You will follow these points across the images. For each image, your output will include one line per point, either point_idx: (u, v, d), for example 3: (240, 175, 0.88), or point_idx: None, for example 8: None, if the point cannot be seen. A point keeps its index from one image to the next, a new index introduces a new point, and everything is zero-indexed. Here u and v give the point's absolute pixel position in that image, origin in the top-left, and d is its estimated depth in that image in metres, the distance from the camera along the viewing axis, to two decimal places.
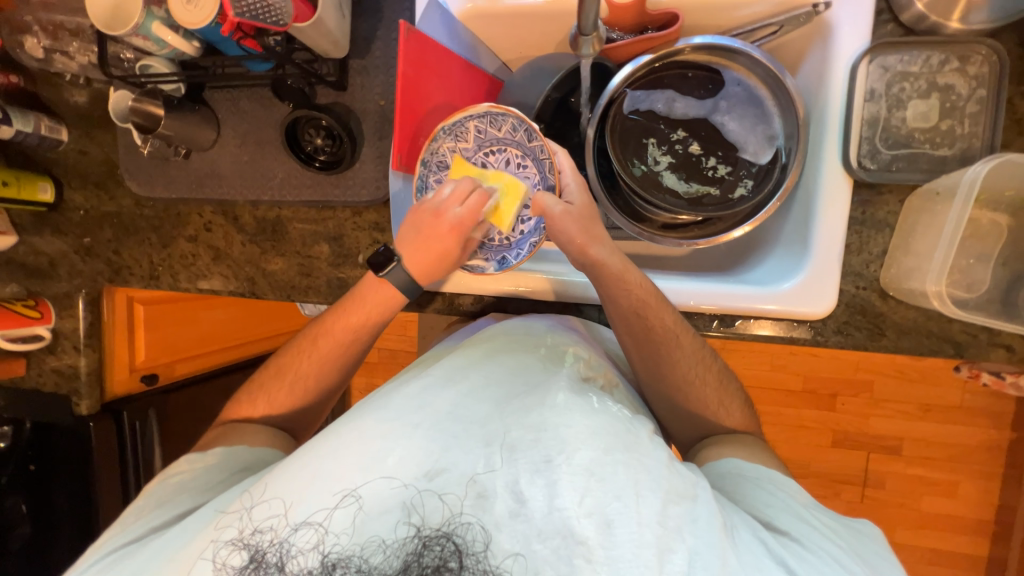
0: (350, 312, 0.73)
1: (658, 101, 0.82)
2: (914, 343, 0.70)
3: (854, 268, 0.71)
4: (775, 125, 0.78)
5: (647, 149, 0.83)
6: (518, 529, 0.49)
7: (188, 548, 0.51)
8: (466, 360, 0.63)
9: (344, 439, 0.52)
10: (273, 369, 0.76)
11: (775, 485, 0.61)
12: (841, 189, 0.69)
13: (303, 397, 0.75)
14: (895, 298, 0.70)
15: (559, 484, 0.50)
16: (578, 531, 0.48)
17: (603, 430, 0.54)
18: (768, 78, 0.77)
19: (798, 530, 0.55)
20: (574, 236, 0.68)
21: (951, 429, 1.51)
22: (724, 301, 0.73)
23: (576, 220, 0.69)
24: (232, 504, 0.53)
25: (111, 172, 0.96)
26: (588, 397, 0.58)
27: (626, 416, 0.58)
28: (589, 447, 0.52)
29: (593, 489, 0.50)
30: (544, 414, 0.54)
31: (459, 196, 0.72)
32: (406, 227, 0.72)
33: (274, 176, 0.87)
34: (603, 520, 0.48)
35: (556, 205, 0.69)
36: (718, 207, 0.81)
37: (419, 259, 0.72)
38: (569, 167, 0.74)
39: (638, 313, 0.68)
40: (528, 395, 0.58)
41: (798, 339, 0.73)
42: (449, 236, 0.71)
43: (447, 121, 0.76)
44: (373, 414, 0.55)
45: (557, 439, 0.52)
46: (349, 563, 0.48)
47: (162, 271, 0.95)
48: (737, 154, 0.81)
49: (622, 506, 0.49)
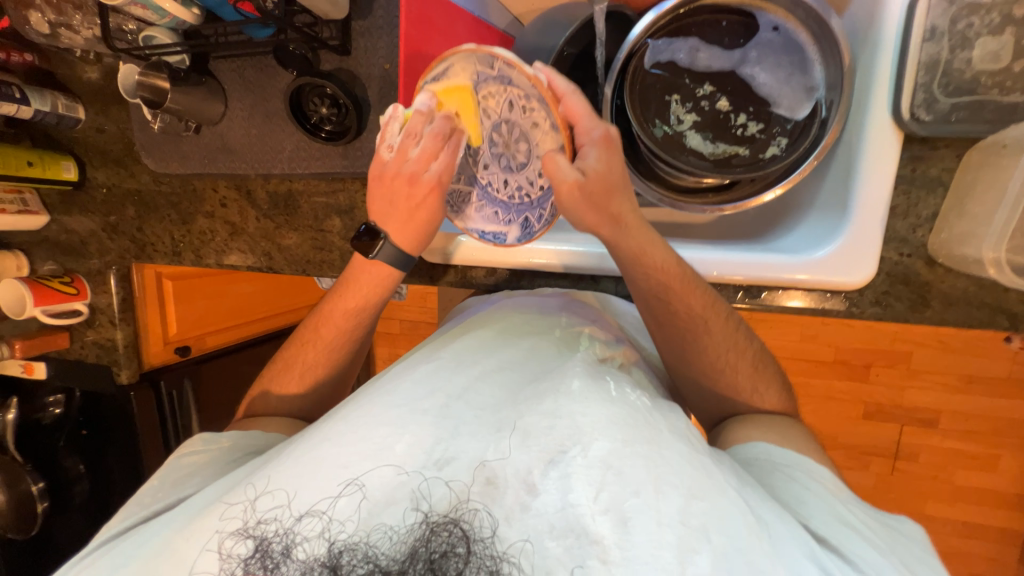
0: (343, 297, 0.74)
1: (680, 51, 0.74)
2: (962, 314, 0.64)
3: (899, 233, 0.65)
4: (815, 74, 0.71)
5: (670, 107, 0.76)
6: (529, 523, 0.46)
7: (190, 536, 0.50)
8: (480, 342, 0.62)
9: (352, 422, 0.52)
10: (278, 363, 0.77)
11: (809, 476, 0.56)
12: (889, 143, 0.62)
13: (321, 357, 0.75)
14: (944, 266, 0.64)
15: (573, 478, 0.47)
16: (593, 530, 0.45)
17: (622, 420, 0.50)
18: (809, 20, 0.69)
19: (839, 537, 0.50)
20: (584, 215, 0.61)
21: (995, 402, 1.43)
22: (754, 271, 0.68)
23: (586, 197, 0.59)
24: (236, 495, 0.51)
25: (128, 150, 0.97)
26: (606, 382, 0.55)
27: (646, 406, 0.53)
28: (606, 438, 0.48)
29: (608, 483, 0.46)
30: (559, 401, 0.51)
31: (432, 153, 0.65)
32: (380, 200, 0.68)
33: (282, 148, 0.86)
34: (618, 519, 0.45)
35: (566, 174, 0.58)
36: (748, 168, 0.74)
37: (402, 228, 0.69)
38: (584, 112, 0.60)
39: (661, 296, 0.64)
40: (545, 382, 0.55)
41: (830, 311, 0.68)
42: (428, 197, 0.67)
43: (425, 75, 0.62)
44: (381, 399, 0.54)
45: (572, 428, 0.49)
46: (356, 549, 0.46)
47: (184, 247, 0.97)
48: (770, 110, 0.74)
49: (641, 502, 0.45)
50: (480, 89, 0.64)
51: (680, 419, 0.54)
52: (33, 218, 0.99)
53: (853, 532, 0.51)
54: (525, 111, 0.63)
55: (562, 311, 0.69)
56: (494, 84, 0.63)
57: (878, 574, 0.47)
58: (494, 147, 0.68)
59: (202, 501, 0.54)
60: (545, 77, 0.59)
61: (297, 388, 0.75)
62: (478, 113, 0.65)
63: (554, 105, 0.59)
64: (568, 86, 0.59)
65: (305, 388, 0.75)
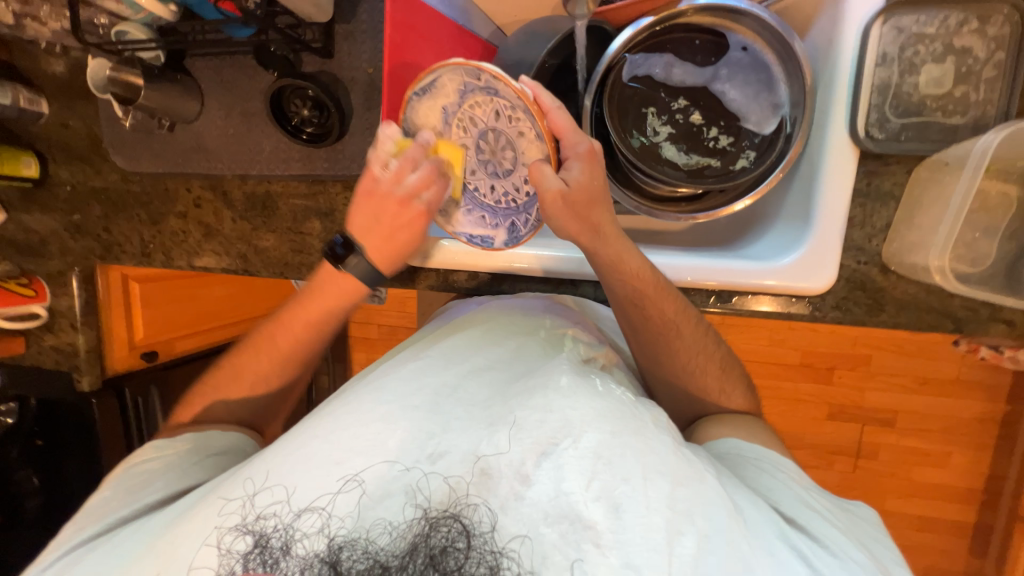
0: (302, 303, 0.72)
1: (656, 66, 0.78)
2: (912, 318, 0.69)
3: (856, 243, 0.70)
4: (780, 93, 0.75)
5: (647, 119, 0.80)
6: (524, 513, 0.46)
7: (186, 534, 0.49)
8: (468, 341, 0.63)
9: (344, 418, 0.52)
10: (224, 369, 0.74)
11: (775, 465, 0.60)
12: (847, 158, 0.67)
13: (270, 364, 0.73)
14: (896, 273, 0.69)
15: (565, 468, 0.47)
16: (586, 516, 0.45)
17: (609, 411, 0.51)
18: (775, 42, 0.73)
19: (803, 515, 0.54)
20: (567, 225, 0.62)
21: (945, 401, 1.52)
22: (723, 277, 0.71)
23: (569, 206, 0.61)
24: (234, 491, 0.51)
25: (95, 147, 0.93)
26: (592, 379, 0.55)
27: (632, 400, 0.54)
28: (595, 429, 0.49)
29: (600, 472, 0.47)
30: (549, 396, 0.51)
31: (427, 184, 0.67)
32: (365, 212, 0.69)
33: (262, 150, 0.85)
34: (610, 505, 0.46)
35: (549, 186, 0.60)
36: (719, 179, 0.78)
37: (382, 246, 0.70)
38: (569, 129, 0.61)
39: (637, 304, 0.65)
40: (533, 378, 0.55)
41: (795, 315, 0.72)
42: (415, 223, 0.69)
43: (415, 83, 0.64)
44: (374, 395, 0.54)
45: (564, 421, 0.49)
46: (355, 545, 0.46)
47: (154, 249, 0.94)
48: (740, 124, 0.78)
49: (630, 489, 0.46)
50: (467, 99, 0.65)
51: (663, 413, 0.55)
52: None
53: (814, 513, 0.54)
54: (511, 120, 0.65)
55: (546, 312, 0.70)
56: (481, 94, 0.64)
57: (844, 552, 0.50)
58: (481, 155, 0.68)
59: (197, 499, 0.55)
60: (532, 92, 0.60)
61: (248, 394, 0.74)
62: (465, 121, 0.67)
63: (541, 120, 0.61)
64: (554, 103, 0.60)
65: (261, 395, 0.74)
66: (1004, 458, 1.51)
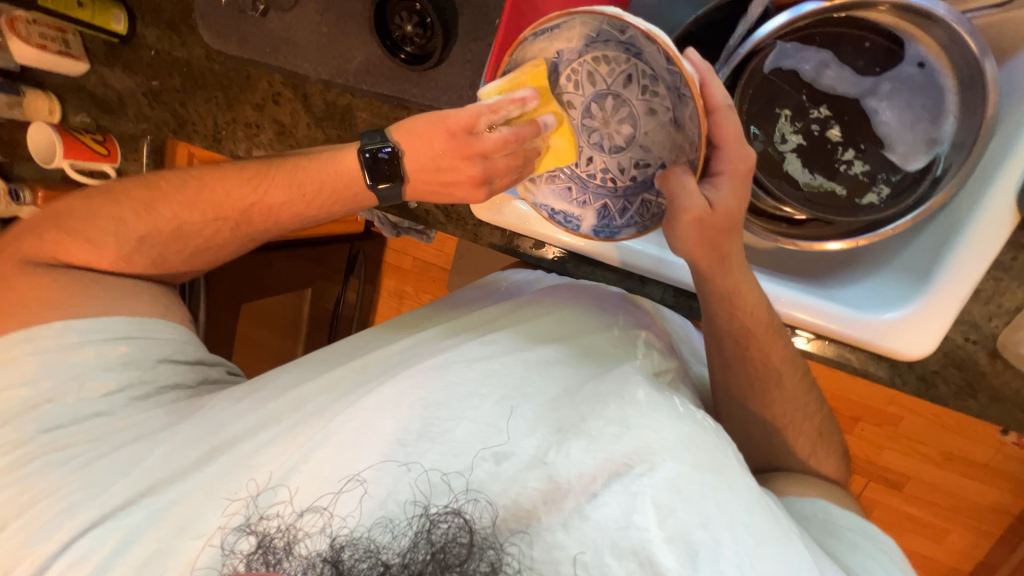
0: (305, 172, 0.68)
1: (807, 62, 0.67)
2: (1001, 411, 0.64)
3: (972, 318, 0.63)
4: (944, 126, 0.65)
5: (777, 121, 0.70)
6: (588, 534, 0.48)
7: (198, 520, 0.55)
8: (545, 330, 0.62)
9: (349, 411, 0.56)
10: (192, 178, 0.71)
11: (872, 540, 0.55)
12: (1000, 224, 0.58)
13: (237, 213, 0.70)
14: (1004, 361, 0.62)
15: (640, 497, 0.47)
16: (659, 561, 0.45)
17: (690, 441, 0.49)
18: (962, 65, 0.61)
19: None
20: (693, 246, 0.58)
21: (966, 482, 1.45)
22: (806, 316, 0.65)
23: (704, 229, 0.57)
24: (236, 490, 0.55)
25: (184, 14, 0.89)
26: (670, 397, 0.54)
27: (712, 428, 0.53)
28: (675, 460, 0.48)
29: (676, 510, 0.46)
30: (626, 410, 0.51)
31: (507, 148, 0.60)
32: (433, 136, 0.63)
33: (352, 58, 0.79)
34: (687, 552, 0.45)
35: (692, 201, 0.55)
36: (836, 210, 0.69)
37: (428, 177, 0.66)
38: (732, 138, 0.55)
39: (739, 342, 0.62)
40: (607, 387, 0.55)
41: (870, 373, 0.67)
42: (467, 178, 0.64)
43: (535, 23, 0.56)
44: (392, 383, 0.58)
45: (643, 442, 0.49)
46: (357, 543, 0.50)
47: (224, 135, 0.93)
48: (882, 152, 0.68)
49: (709, 536, 0.45)
50: (591, 51, 0.63)
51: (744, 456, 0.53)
52: (72, 62, 0.93)
53: None
54: (644, 91, 0.64)
55: (619, 310, 0.67)
56: (614, 49, 0.63)
57: None
58: (590, 121, 0.67)
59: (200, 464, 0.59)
60: (700, 77, 0.53)
61: (203, 229, 0.71)
62: (580, 74, 0.65)
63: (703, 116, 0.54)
64: (726, 100, 0.53)
65: (208, 251, 0.73)
66: (1004, 551, 1.47)
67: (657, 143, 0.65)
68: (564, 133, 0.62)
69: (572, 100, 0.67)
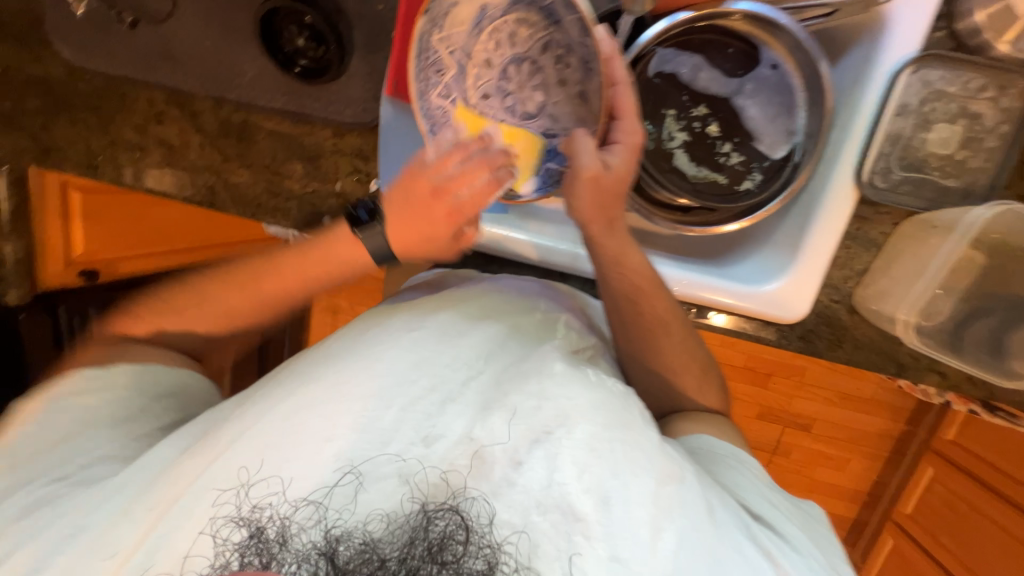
0: (308, 262, 0.66)
1: (683, 66, 0.75)
2: (865, 357, 0.75)
3: (833, 282, 0.74)
4: (797, 120, 0.74)
5: (664, 120, 0.78)
6: (517, 501, 0.49)
7: (178, 525, 0.52)
8: (463, 318, 0.63)
9: (305, 413, 0.55)
10: (225, 274, 0.69)
11: (742, 463, 0.63)
12: (844, 201, 0.69)
13: (239, 302, 0.69)
14: (861, 315, 0.74)
15: (560, 457, 0.51)
16: (578, 509, 0.49)
17: (604, 406, 0.54)
18: (805, 66, 0.71)
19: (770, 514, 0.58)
20: (589, 206, 0.63)
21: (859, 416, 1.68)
22: (698, 291, 0.73)
23: (597, 189, 0.62)
24: (225, 481, 0.53)
25: (36, 28, 0.79)
26: (585, 369, 0.58)
27: (622, 391, 0.57)
28: (590, 422, 0.52)
29: (592, 464, 0.51)
30: (545, 383, 0.55)
31: (466, 175, 0.59)
32: (398, 192, 0.61)
33: (243, 73, 0.75)
34: (601, 498, 0.49)
35: (587, 161, 0.61)
36: (721, 198, 0.78)
37: (402, 227, 0.62)
38: (627, 111, 0.63)
39: (656, 323, 0.68)
40: (531, 363, 0.58)
41: (762, 338, 0.76)
42: (442, 220, 0.61)
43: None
44: (314, 384, 0.57)
45: (559, 412, 0.53)
46: (350, 537, 0.48)
47: (105, 160, 0.82)
48: (752, 144, 0.77)
49: (619, 483, 0.50)
50: (519, 11, 0.67)
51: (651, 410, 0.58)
52: None
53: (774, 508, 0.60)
54: (559, 61, 0.68)
55: (540, 296, 0.70)
56: (536, 13, 0.66)
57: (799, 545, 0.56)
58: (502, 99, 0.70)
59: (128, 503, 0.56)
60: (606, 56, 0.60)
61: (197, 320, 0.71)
62: (502, 40, 0.68)
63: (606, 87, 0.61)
64: (623, 77, 0.61)
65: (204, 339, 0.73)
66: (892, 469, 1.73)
67: (565, 114, 0.70)
68: (517, 136, 0.69)
69: (490, 61, 0.69)
